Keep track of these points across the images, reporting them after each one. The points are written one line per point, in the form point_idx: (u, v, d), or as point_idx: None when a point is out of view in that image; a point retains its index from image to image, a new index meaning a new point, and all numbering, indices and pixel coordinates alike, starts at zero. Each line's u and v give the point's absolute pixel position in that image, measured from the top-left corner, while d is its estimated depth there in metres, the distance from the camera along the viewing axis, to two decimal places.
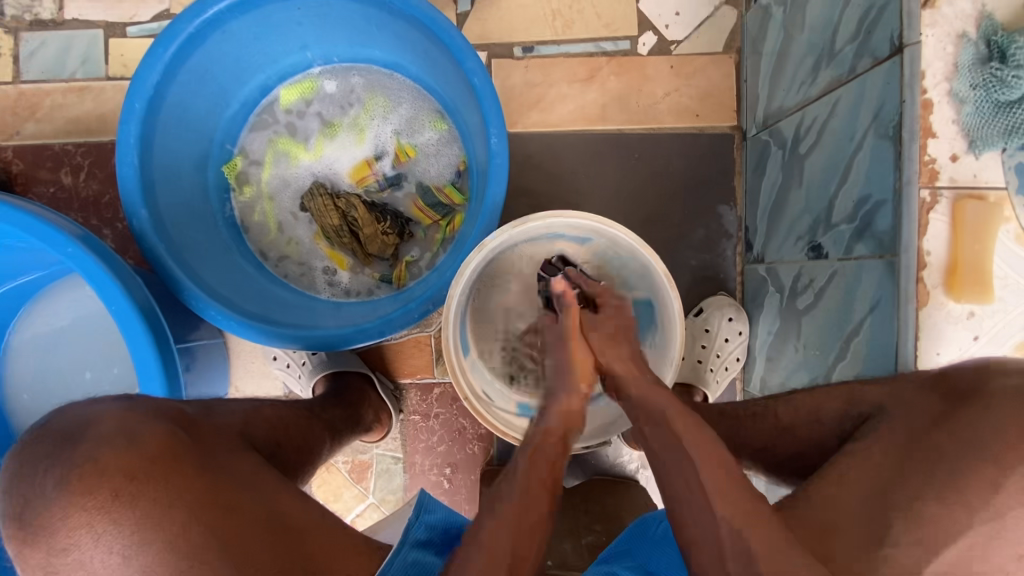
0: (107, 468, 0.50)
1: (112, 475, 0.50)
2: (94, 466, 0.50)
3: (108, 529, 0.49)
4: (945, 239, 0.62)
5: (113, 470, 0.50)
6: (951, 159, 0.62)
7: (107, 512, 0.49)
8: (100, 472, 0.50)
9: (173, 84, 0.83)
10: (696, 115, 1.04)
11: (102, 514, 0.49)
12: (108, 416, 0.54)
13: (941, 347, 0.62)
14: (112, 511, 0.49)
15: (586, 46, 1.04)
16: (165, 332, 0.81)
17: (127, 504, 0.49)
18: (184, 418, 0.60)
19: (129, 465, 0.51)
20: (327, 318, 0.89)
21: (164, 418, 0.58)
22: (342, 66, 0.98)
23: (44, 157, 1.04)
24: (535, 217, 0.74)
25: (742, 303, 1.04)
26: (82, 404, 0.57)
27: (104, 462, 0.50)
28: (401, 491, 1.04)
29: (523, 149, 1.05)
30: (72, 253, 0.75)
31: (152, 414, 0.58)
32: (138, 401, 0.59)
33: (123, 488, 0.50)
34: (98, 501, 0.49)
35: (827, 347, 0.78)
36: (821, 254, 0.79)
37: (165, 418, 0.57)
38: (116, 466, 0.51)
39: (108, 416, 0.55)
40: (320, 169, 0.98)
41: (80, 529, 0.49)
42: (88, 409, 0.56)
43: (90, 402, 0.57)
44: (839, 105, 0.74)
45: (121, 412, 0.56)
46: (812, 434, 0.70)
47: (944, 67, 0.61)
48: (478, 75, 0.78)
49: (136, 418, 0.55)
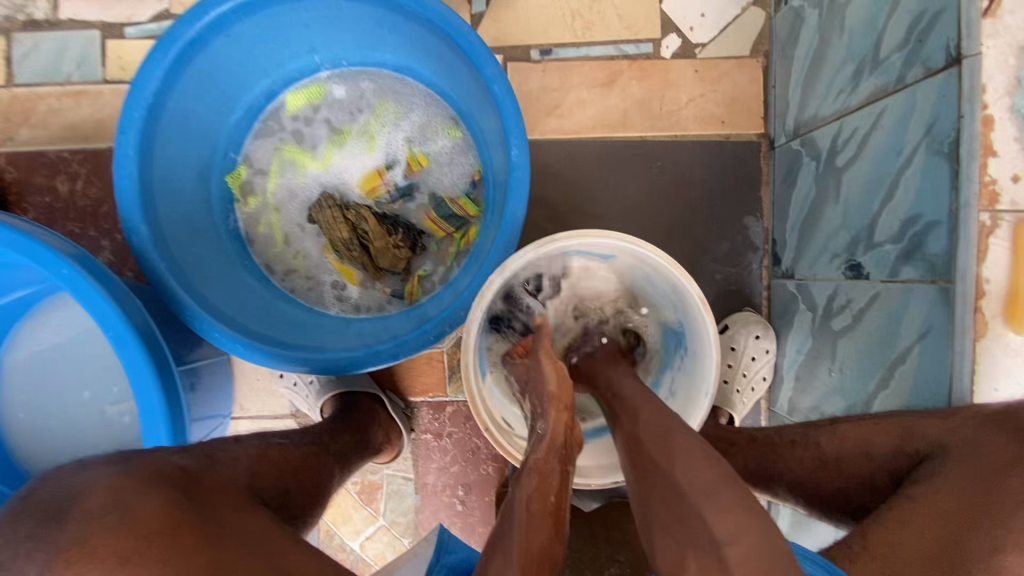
0: (98, 551, 0.45)
1: (102, 560, 0.45)
2: (82, 549, 0.45)
3: None
4: (1005, 265, 0.57)
5: (104, 553, 0.45)
6: (1012, 180, 0.57)
7: None
8: (90, 556, 0.45)
9: (173, 91, 0.78)
10: (721, 122, 0.99)
11: None
12: (100, 487, 0.49)
13: (999, 381, 0.58)
14: None
15: (606, 49, 0.99)
16: (167, 357, 0.76)
17: None
18: (187, 477, 0.55)
19: (123, 546, 0.46)
20: (336, 338, 0.85)
21: (163, 480, 0.52)
22: (351, 70, 0.94)
23: (38, 165, 0.99)
24: (561, 237, 0.69)
25: (768, 319, 1.00)
26: (70, 470, 0.52)
27: (94, 545, 0.45)
28: (412, 513, 1.01)
29: (540, 157, 1.00)
30: (68, 275, 0.71)
31: (150, 477, 0.52)
32: (132, 466, 0.53)
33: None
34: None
35: (867, 373, 0.74)
36: (860, 274, 0.75)
37: (162, 483, 0.52)
38: (109, 548, 0.45)
39: (101, 485, 0.50)
40: (328, 179, 0.93)
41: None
42: (78, 478, 0.51)
43: (81, 467, 0.52)
44: (884, 117, 0.70)
45: (115, 478, 0.50)
46: (861, 470, 0.66)
47: (1007, 80, 0.57)
48: (499, 82, 0.74)
49: (129, 488, 0.50)
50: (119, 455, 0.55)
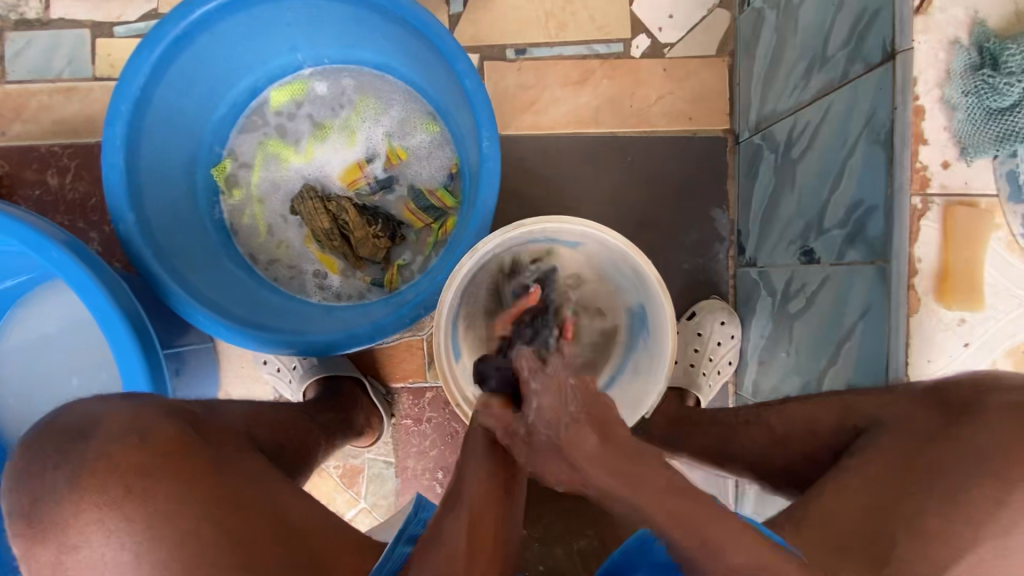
0: (120, 464, 0.52)
1: (122, 471, 0.52)
2: (107, 461, 0.52)
3: (118, 524, 0.50)
4: (936, 245, 0.62)
5: (125, 466, 0.52)
6: (942, 166, 0.61)
7: (117, 506, 0.51)
8: (113, 467, 0.52)
9: (159, 85, 0.82)
10: (689, 118, 1.04)
11: (112, 511, 0.51)
12: (121, 412, 0.56)
13: (932, 355, 0.62)
14: (121, 506, 0.51)
15: (578, 48, 1.04)
16: (153, 339, 0.80)
17: (139, 498, 0.51)
18: (193, 416, 0.61)
19: (143, 460, 0.53)
20: (317, 324, 0.88)
21: (175, 414, 0.59)
22: (333, 67, 0.97)
23: (29, 159, 1.02)
24: (528, 222, 0.73)
25: (735, 307, 1.04)
26: (92, 401, 0.59)
27: (117, 459, 0.52)
28: (393, 496, 1.04)
29: (516, 152, 1.04)
30: (57, 258, 0.74)
31: (163, 412, 0.59)
32: (145, 400, 0.60)
33: (134, 483, 0.52)
34: (110, 496, 0.51)
35: (819, 352, 0.78)
36: (813, 259, 0.79)
37: (175, 417, 0.58)
38: (130, 462, 0.52)
39: (120, 412, 0.56)
40: (311, 172, 0.97)
41: (92, 525, 0.51)
42: (101, 406, 0.58)
43: (103, 399, 0.59)
44: (831, 110, 0.74)
45: (132, 409, 0.57)
46: (806, 445, 0.70)
47: (936, 73, 0.61)
48: (470, 78, 0.77)
49: (150, 416, 0.57)
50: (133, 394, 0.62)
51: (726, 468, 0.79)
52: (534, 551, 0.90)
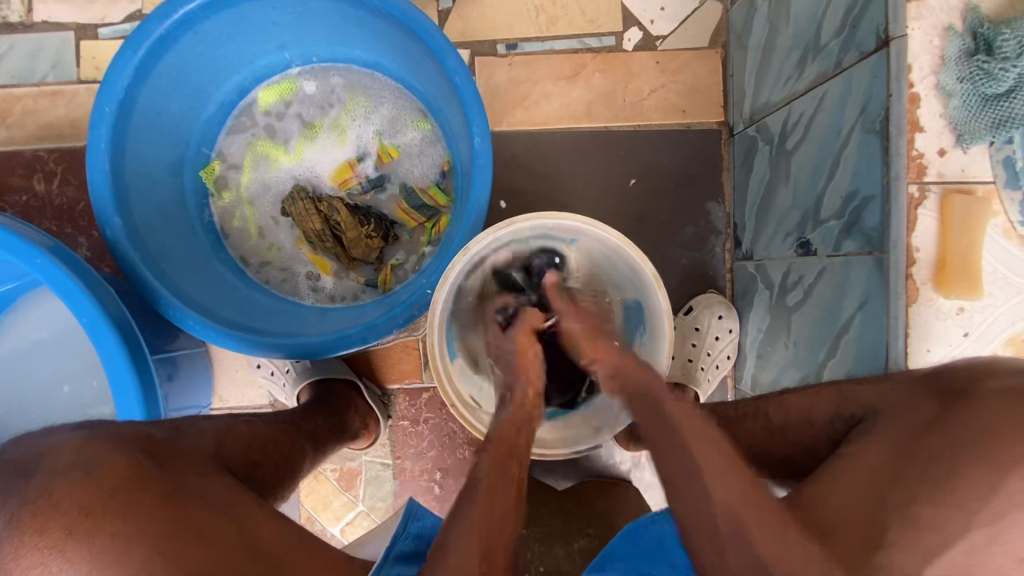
0: (61, 504, 0.49)
1: (67, 509, 0.49)
2: (47, 500, 0.49)
3: (63, 567, 0.48)
4: (933, 234, 0.61)
5: (68, 504, 0.49)
6: (938, 154, 0.61)
7: (60, 550, 0.48)
8: (55, 507, 0.49)
9: (144, 86, 0.81)
10: (682, 111, 1.03)
11: (54, 553, 0.48)
12: (65, 445, 0.53)
13: (931, 343, 0.62)
14: (64, 549, 0.48)
15: (570, 43, 1.02)
16: (142, 345, 0.78)
17: (82, 541, 0.48)
18: (148, 442, 0.59)
19: (85, 498, 0.50)
20: (311, 325, 0.87)
21: (128, 443, 0.56)
22: (321, 66, 0.96)
23: (15, 164, 1.01)
24: (522, 218, 0.72)
25: (732, 300, 1.04)
26: (36, 434, 0.55)
27: (58, 497, 0.49)
28: (391, 498, 1.03)
29: (509, 148, 1.03)
30: (41, 264, 0.73)
31: (115, 439, 0.56)
32: (97, 428, 0.57)
33: (77, 525, 0.49)
34: (50, 538, 0.48)
35: (818, 344, 0.77)
36: (810, 251, 0.78)
37: (128, 445, 0.56)
38: (70, 501, 0.49)
39: (66, 445, 0.53)
40: (301, 172, 0.95)
41: (35, 566, 0.48)
42: (45, 440, 0.54)
43: (47, 431, 0.56)
44: (826, 99, 0.73)
45: (78, 441, 0.54)
46: (804, 437, 0.70)
47: (931, 59, 0.60)
48: (460, 74, 0.76)
49: (97, 446, 0.54)
50: (87, 422, 0.59)
51: None
52: (534, 552, 0.87)
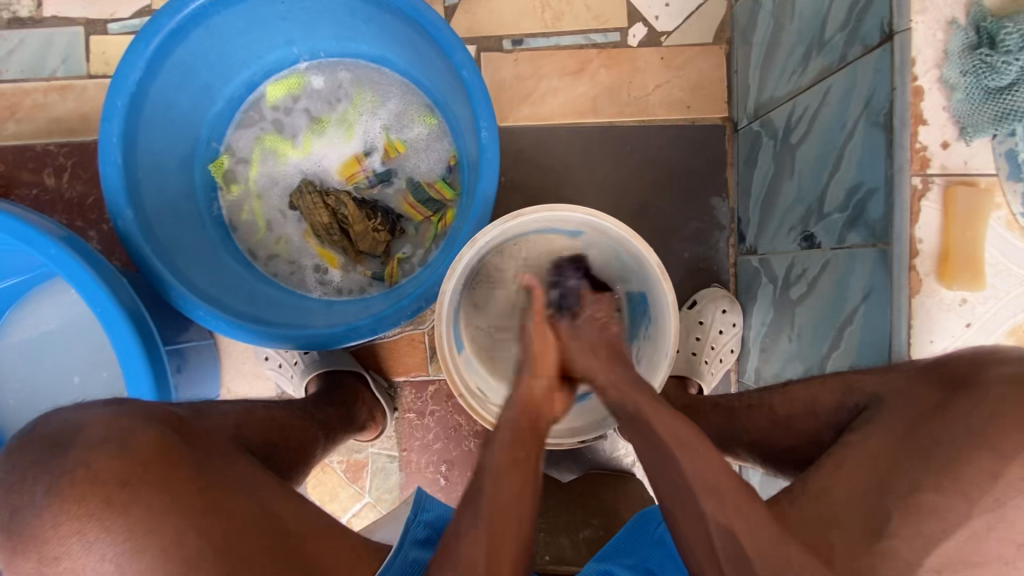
0: (99, 475, 0.49)
1: (104, 481, 0.49)
2: (86, 472, 0.49)
3: (99, 537, 0.48)
4: (936, 226, 0.62)
5: (105, 476, 0.49)
6: (941, 146, 0.61)
7: (97, 519, 0.48)
8: (92, 478, 0.49)
9: (156, 80, 0.82)
10: (687, 107, 1.04)
11: (93, 523, 0.48)
12: (97, 421, 0.54)
13: (934, 333, 0.63)
14: (102, 519, 0.48)
15: (575, 38, 1.03)
16: (154, 336, 0.79)
17: (120, 511, 0.48)
18: (178, 421, 0.60)
19: (120, 469, 0.50)
20: (320, 317, 0.88)
21: (156, 421, 0.57)
22: (328, 61, 0.97)
23: (25, 158, 1.02)
24: (528, 211, 0.73)
25: (736, 295, 1.04)
26: (69, 410, 0.56)
27: (97, 468, 0.49)
28: (397, 490, 1.04)
29: (515, 143, 1.04)
30: (56, 255, 0.74)
31: (147, 419, 0.57)
32: (126, 406, 0.58)
33: (114, 495, 0.49)
34: (88, 508, 0.48)
35: (821, 336, 0.78)
36: (814, 244, 0.79)
37: (157, 423, 0.56)
38: (108, 472, 0.49)
39: (98, 420, 0.54)
40: (308, 166, 0.96)
41: (71, 537, 0.48)
42: (78, 415, 0.55)
43: (79, 407, 0.56)
44: (830, 93, 0.74)
45: (110, 417, 0.54)
46: (808, 427, 0.70)
47: (934, 53, 0.61)
48: (467, 67, 0.77)
49: (127, 422, 0.54)
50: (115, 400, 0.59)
51: (731, 452, 0.79)
52: (539, 542, 0.90)
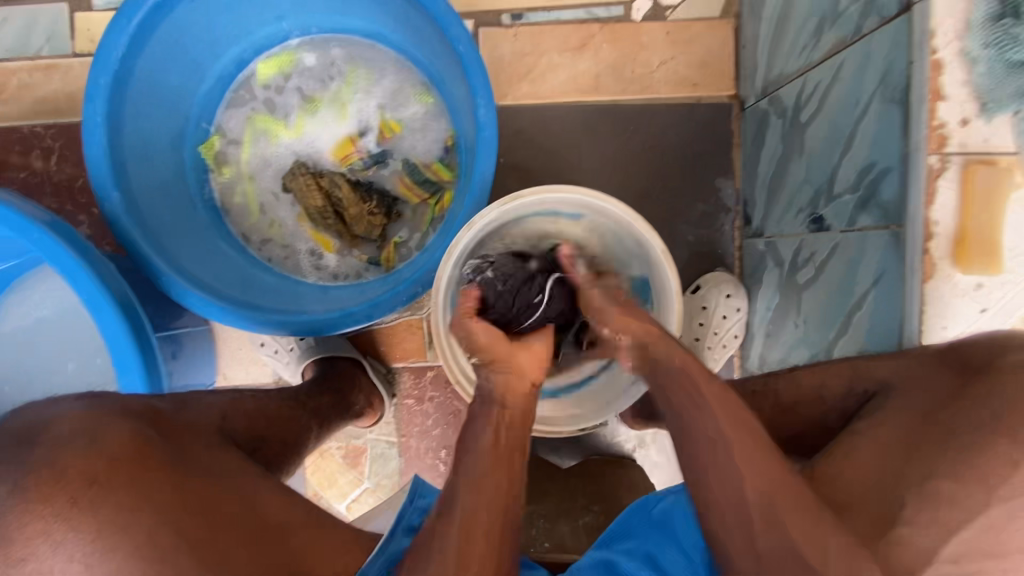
0: (68, 474, 0.46)
1: (69, 481, 0.46)
2: (51, 470, 0.46)
3: (68, 538, 0.44)
4: (953, 208, 0.59)
5: (72, 475, 0.46)
6: (961, 123, 0.58)
7: (65, 519, 0.44)
8: (59, 476, 0.46)
9: (139, 57, 0.78)
10: (692, 84, 1.00)
11: (59, 523, 0.44)
12: (70, 416, 0.52)
13: (948, 320, 0.60)
14: (69, 518, 0.44)
15: (577, 12, 0.99)
16: (144, 323, 0.77)
17: (87, 511, 0.45)
18: (155, 415, 0.58)
19: (90, 467, 0.47)
20: (314, 303, 0.86)
21: (132, 416, 0.55)
22: (321, 37, 0.94)
23: (12, 141, 0.99)
24: (527, 193, 0.71)
25: (740, 279, 1.02)
26: (44, 404, 0.55)
27: (62, 467, 0.46)
28: (396, 476, 1.03)
29: (514, 123, 1.01)
30: (39, 240, 0.71)
31: (122, 413, 0.55)
32: (101, 400, 0.56)
33: (81, 494, 0.45)
34: (54, 509, 0.44)
35: (829, 322, 0.76)
36: (823, 226, 0.76)
37: (134, 418, 0.55)
38: (77, 469, 0.46)
39: (70, 416, 0.52)
40: (302, 148, 0.93)
41: (35, 538, 0.44)
42: (50, 410, 0.53)
43: (51, 401, 0.55)
44: (843, 68, 0.71)
45: (82, 413, 0.53)
46: (814, 414, 0.69)
47: (956, 24, 0.57)
48: (463, 42, 0.74)
49: (105, 418, 0.53)
50: (90, 394, 0.58)
51: None
52: (540, 529, 0.88)
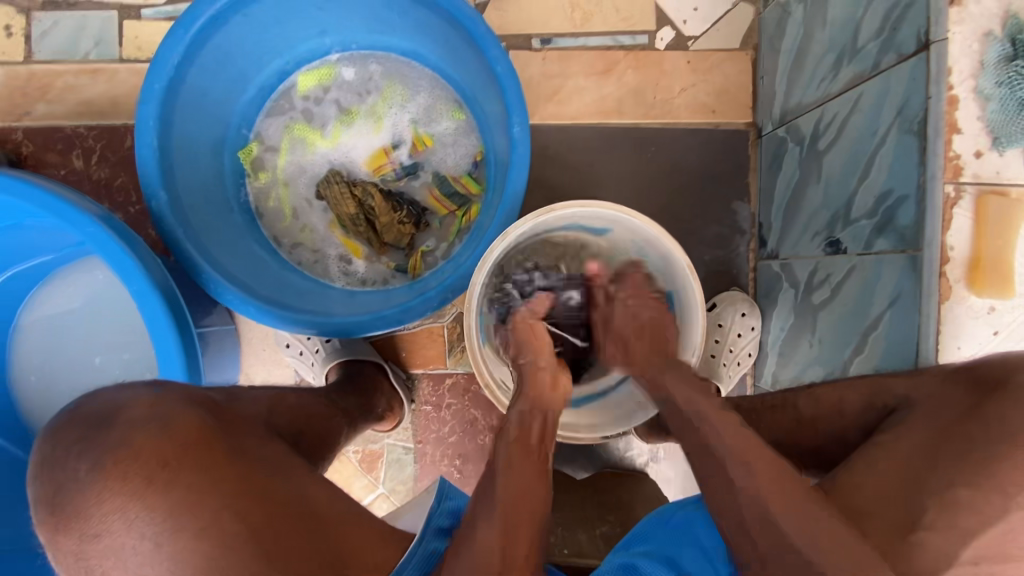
0: (143, 455, 0.50)
1: (145, 461, 0.50)
2: (129, 450, 0.50)
3: (141, 515, 0.48)
4: (968, 235, 0.62)
5: (148, 455, 0.50)
6: (975, 155, 0.62)
7: (140, 497, 0.49)
8: (134, 456, 0.50)
9: (192, 64, 0.82)
10: (711, 111, 1.05)
11: (135, 501, 0.49)
12: (141, 401, 0.54)
13: (962, 341, 0.63)
14: (145, 497, 0.49)
15: (603, 39, 1.04)
16: (185, 317, 0.79)
17: (162, 490, 0.49)
18: (211, 404, 0.60)
19: (164, 450, 0.51)
20: (342, 306, 0.89)
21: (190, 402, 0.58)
22: (360, 53, 0.98)
23: (54, 140, 1.02)
24: (560, 207, 0.74)
25: (754, 299, 1.05)
26: (105, 392, 0.57)
27: (139, 448, 0.50)
28: (411, 482, 1.04)
29: (540, 141, 1.05)
30: (93, 233, 0.74)
31: (186, 400, 0.58)
32: (164, 387, 0.59)
33: (157, 474, 0.50)
34: (132, 487, 0.49)
35: (844, 342, 0.79)
36: (839, 249, 0.80)
37: (195, 406, 0.57)
38: (151, 452, 0.50)
39: (137, 400, 0.55)
40: (336, 157, 0.97)
41: (113, 514, 0.49)
42: (118, 396, 0.55)
43: (121, 387, 0.57)
44: (861, 101, 0.75)
45: (151, 398, 0.55)
46: (833, 428, 0.71)
47: (971, 64, 0.61)
48: (502, 63, 0.78)
49: (169, 403, 0.55)
50: (154, 381, 0.60)
51: None
52: (558, 537, 0.87)
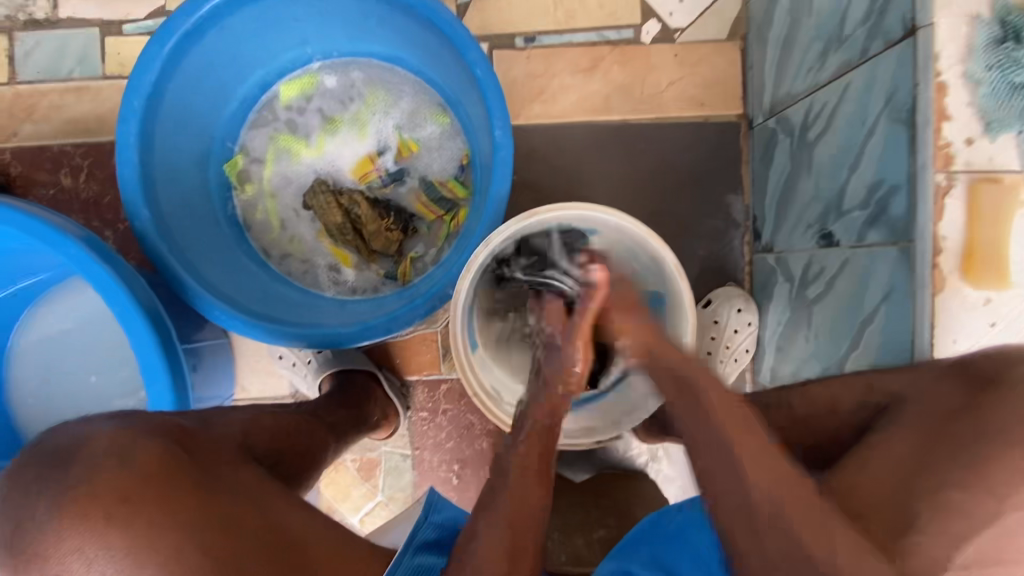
0: (100, 492, 0.50)
1: (103, 496, 0.49)
2: (87, 488, 0.50)
3: (100, 552, 0.48)
4: (961, 223, 0.60)
5: (104, 492, 0.50)
6: (966, 143, 0.60)
7: (100, 534, 0.48)
8: (92, 495, 0.49)
9: (171, 80, 0.82)
10: (701, 104, 1.03)
11: (95, 538, 0.48)
12: (101, 435, 0.54)
13: (957, 334, 0.61)
14: (105, 534, 0.49)
15: (588, 35, 1.02)
16: (172, 335, 0.79)
17: (122, 525, 0.49)
18: (181, 432, 0.59)
19: (124, 485, 0.50)
20: (332, 316, 0.88)
21: (159, 433, 0.57)
22: (342, 60, 0.97)
23: (42, 159, 1.03)
24: (544, 209, 0.73)
25: (750, 293, 1.03)
26: (73, 424, 0.57)
27: (96, 485, 0.50)
28: (410, 489, 1.04)
29: (527, 142, 1.04)
30: (75, 254, 0.74)
31: (151, 431, 0.57)
32: (130, 419, 0.58)
33: (115, 510, 0.49)
34: (91, 525, 0.49)
35: (840, 336, 0.77)
36: (832, 242, 0.78)
37: (160, 435, 0.57)
38: (111, 487, 0.50)
39: (99, 435, 0.54)
40: (322, 166, 0.96)
41: (72, 553, 0.48)
42: (82, 429, 0.55)
43: (84, 420, 0.57)
44: (849, 90, 0.73)
45: (114, 432, 0.55)
46: (827, 426, 0.69)
47: (958, 49, 0.59)
48: (481, 66, 0.77)
49: (130, 437, 0.54)
50: (119, 413, 0.60)
51: None
52: (555, 542, 0.92)
